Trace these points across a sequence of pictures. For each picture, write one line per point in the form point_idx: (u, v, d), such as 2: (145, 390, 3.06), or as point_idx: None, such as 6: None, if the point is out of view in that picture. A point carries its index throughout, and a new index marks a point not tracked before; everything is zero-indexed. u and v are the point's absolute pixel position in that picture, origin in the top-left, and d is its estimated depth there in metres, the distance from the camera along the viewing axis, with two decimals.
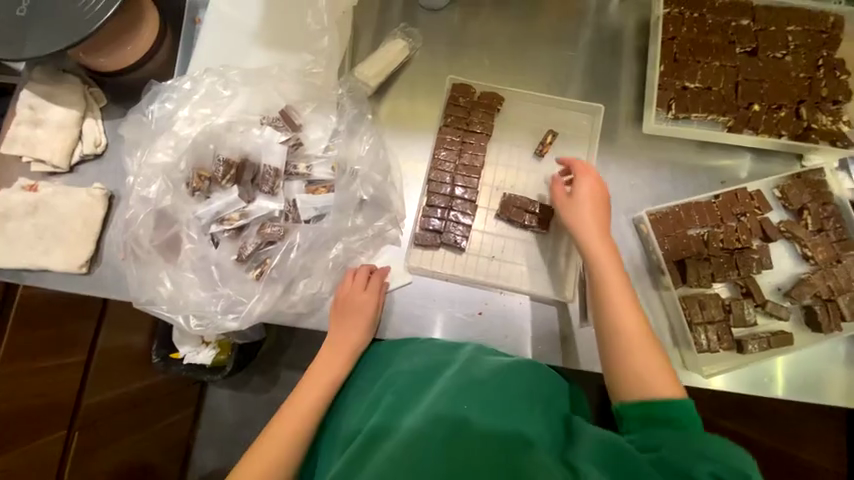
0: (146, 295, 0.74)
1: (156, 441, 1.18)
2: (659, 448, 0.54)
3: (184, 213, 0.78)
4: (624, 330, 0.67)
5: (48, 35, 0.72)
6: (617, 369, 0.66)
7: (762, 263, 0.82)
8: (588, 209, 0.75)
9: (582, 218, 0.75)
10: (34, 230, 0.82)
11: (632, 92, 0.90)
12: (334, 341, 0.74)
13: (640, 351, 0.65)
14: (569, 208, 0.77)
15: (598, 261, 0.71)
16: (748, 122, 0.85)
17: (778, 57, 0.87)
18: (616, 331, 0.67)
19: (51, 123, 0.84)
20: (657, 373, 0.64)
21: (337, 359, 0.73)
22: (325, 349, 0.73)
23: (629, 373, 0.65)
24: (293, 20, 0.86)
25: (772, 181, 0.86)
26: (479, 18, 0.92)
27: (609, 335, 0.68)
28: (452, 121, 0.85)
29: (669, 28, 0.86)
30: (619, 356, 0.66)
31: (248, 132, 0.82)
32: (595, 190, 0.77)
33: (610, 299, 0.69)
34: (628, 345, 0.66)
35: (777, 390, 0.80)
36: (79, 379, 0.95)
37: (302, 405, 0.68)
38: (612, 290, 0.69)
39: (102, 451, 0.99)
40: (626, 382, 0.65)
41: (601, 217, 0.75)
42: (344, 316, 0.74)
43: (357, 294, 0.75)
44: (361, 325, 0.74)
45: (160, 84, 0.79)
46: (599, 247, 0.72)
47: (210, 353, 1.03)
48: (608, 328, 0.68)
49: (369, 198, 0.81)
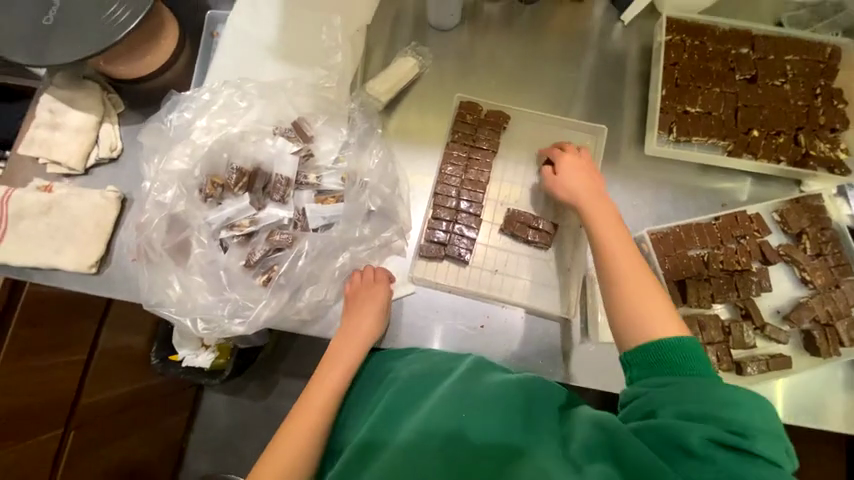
0: (155, 297, 0.75)
1: (152, 444, 1.18)
2: (655, 413, 0.53)
3: (196, 218, 0.80)
4: (626, 280, 0.66)
5: (73, 43, 0.75)
6: (621, 320, 0.64)
7: (762, 285, 0.84)
8: (575, 179, 0.78)
9: (578, 192, 0.77)
10: (47, 229, 0.83)
11: (635, 115, 0.92)
12: (344, 334, 0.74)
13: (645, 297, 0.64)
14: (567, 180, 0.78)
15: (597, 222, 0.72)
16: (748, 147, 0.87)
17: (776, 85, 0.89)
18: (619, 284, 0.66)
19: (69, 127, 0.87)
20: (662, 317, 0.62)
21: (347, 353, 0.73)
22: (335, 344, 0.74)
23: (632, 319, 0.63)
24: (309, 36, 0.89)
25: (772, 205, 0.87)
26: (487, 38, 0.95)
27: (610, 286, 0.67)
28: (459, 137, 0.88)
29: (671, 54, 0.89)
30: (621, 303, 0.64)
31: (261, 141, 0.84)
32: (577, 166, 0.79)
33: (610, 254, 0.68)
34: (628, 294, 0.65)
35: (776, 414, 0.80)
36: (78, 378, 0.96)
37: (309, 414, 0.67)
38: (611, 247, 0.69)
39: (98, 452, 1.00)
40: (632, 327, 0.62)
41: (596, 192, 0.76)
42: (354, 311, 0.75)
43: (367, 288, 0.76)
44: (372, 320, 0.75)
45: (179, 94, 0.81)
46: (597, 216, 0.73)
47: (209, 357, 1.02)
48: (609, 279, 0.67)
49: (377, 209, 0.83)
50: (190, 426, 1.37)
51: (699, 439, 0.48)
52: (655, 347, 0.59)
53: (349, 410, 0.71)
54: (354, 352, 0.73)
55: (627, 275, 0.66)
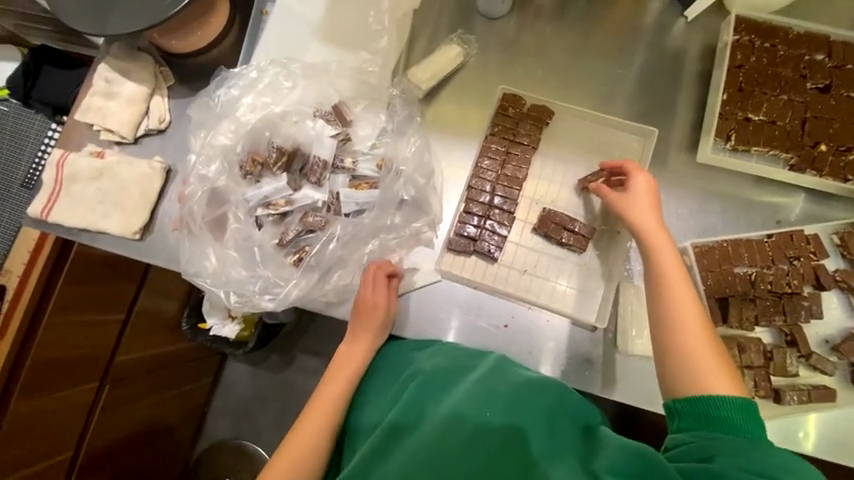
0: (193, 267, 0.78)
1: (177, 403, 1.25)
2: (712, 460, 0.54)
3: (235, 194, 0.82)
4: (683, 323, 0.65)
5: (130, 15, 0.77)
6: (671, 364, 0.64)
7: (812, 311, 0.78)
8: (644, 201, 0.73)
9: (640, 215, 0.72)
10: (97, 194, 0.88)
11: (688, 119, 0.87)
12: (355, 331, 0.75)
13: (700, 344, 0.63)
14: (622, 202, 0.75)
15: (659, 254, 0.69)
16: (813, 162, 0.80)
17: (853, 97, 0.82)
18: (676, 327, 0.65)
19: (122, 97, 0.90)
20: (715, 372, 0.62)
21: (357, 348, 0.74)
22: (348, 340, 0.75)
23: (683, 365, 0.63)
24: (355, 18, 0.88)
25: (832, 227, 0.81)
26: (538, 30, 0.91)
27: (665, 326, 0.65)
28: (499, 130, 0.86)
29: (737, 56, 0.83)
30: (676, 348, 0.64)
31: (301, 123, 0.85)
32: (644, 186, 0.74)
33: (668, 293, 0.66)
34: (683, 338, 0.64)
35: (807, 447, 0.75)
36: (115, 336, 1.02)
37: (327, 398, 0.71)
38: (672, 284, 0.67)
39: (129, 405, 1.08)
40: (681, 377, 0.63)
41: (653, 217, 0.72)
42: (363, 315, 0.74)
43: (374, 291, 0.74)
44: (378, 322, 0.75)
45: (228, 71, 0.82)
46: (657, 243, 0.70)
47: (235, 328, 1.03)
48: (667, 320, 0.65)
49: (410, 198, 0.82)
50: (213, 391, 1.44)
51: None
52: (713, 402, 0.59)
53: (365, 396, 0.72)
54: (362, 349, 0.74)
55: (686, 319, 0.65)
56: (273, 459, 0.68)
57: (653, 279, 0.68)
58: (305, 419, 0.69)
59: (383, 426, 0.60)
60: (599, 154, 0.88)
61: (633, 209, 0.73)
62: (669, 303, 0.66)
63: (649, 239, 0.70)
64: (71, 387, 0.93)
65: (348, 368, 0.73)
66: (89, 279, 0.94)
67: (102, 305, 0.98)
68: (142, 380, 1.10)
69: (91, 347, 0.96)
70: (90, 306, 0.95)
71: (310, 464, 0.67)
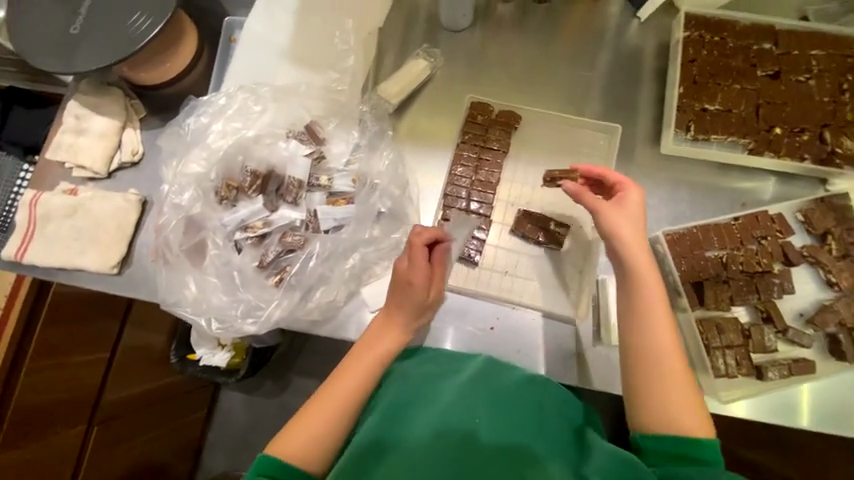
0: (171, 297, 0.78)
1: (172, 438, 1.22)
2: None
3: (211, 220, 0.82)
4: (660, 359, 0.63)
5: (97, 52, 0.78)
6: (644, 394, 0.63)
7: (783, 287, 0.81)
8: (629, 222, 0.70)
9: (625, 233, 0.69)
10: (72, 231, 0.87)
11: (650, 113, 0.91)
12: (391, 310, 0.74)
13: (674, 374, 0.63)
14: (605, 213, 0.71)
15: (639, 277, 0.67)
16: (769, 145, 0.84)
17: (801, 81, 0.86)
18: (653, 355, 0.64)
19: (93, 132, 0.90)
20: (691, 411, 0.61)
21: (391, 329, 0.74)
22: (382, 317, 0.74)
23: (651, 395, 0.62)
24: (322, 40, 0.90)
25: (795, 205, 0.84)
26: (500, 39, 0.94)
27: (640, 352, 0.64)
28: (470, 137, 0.88)
29: (689, 51, 0.87)
30: (648, 376, 0.63)
31: (274, 144, 0.85)
32: (633, 199, 0.71)
33: (647, 319, 0.65)
34: (660, 369, 0.63)
35: (803, 421, 0.77)
36: (100, 376, 1.00)
37: (354, 372, 0.70)
38: (652, 313, 0.65)
39: (121, 445, 1.05)
40: (659, 410, 0.61)
41: (638, 231, 0.69)
42: (401, 294, 0.74)
43: (410, 268, 0.74)
44: (415, 305, 0.74)
45: (197, 99, 0.84)
46: (640, 263, 0.67)
47: (226, 356, 1.03)
48: (644, 348, 0.64)
49: (386, 210, 0.84)
50: (208, 423, 1.40)
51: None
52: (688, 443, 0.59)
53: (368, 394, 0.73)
54: (394, 335, 0.74)
55: (660, 345, 0.64)
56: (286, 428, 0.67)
57: (634, 308, 0.66)
58: (328, 392, 0.69)
59: (370, 433, 0.61)
60: (568, 153, 0.90)
61: (618, 224, 0.69)
62: (648, 337, 0.64)
63: (632, 260, 0.68)
64: (59, 432, 0.91)
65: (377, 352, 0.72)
66: (68, 322, 0.92)
67: (86, 344, 0.96)
68: (140, 416, 1.08)
69: (75, 389, 0.94)
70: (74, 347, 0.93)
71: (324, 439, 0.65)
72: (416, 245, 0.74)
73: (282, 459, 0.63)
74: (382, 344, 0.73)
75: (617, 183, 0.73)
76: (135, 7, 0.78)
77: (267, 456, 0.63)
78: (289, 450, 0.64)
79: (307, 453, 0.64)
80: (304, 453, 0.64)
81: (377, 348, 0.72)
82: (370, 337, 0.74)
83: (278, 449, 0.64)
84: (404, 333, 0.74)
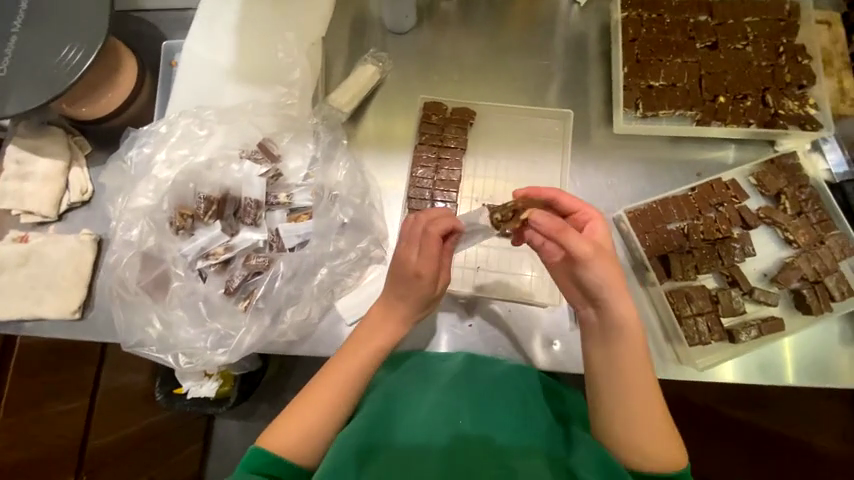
0: (133, 337, 0.77)
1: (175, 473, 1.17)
2: None
3: (170, 251, 0.80)
4: (635, 396, 0.61)
5: (29, 92, 0.74)
6: (621, 436, 0.60)
7: (745, 251, 0.83)
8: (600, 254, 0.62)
9: (608, 277, 0.60)
10: (27, 280, 0.83)
11: (600, 95, 0.92)
12: (387, 305, 0.68)
13: (655, 418, 0.61)
14: (590, 256, 0.60)
15: (620, 324, 0.62)
16: (715, 114, 0.86)
17: (739, 49, 0.88)
18: (635, 402, 0.61)
19: (38, 175, 0.86)
20: (665, 441, 0.60)
21: (389, 324, 0.68)
22: (377, 311, 0.69)
23: (635, 441, 0.60)
24: (265, 55, 0.89)
25: (747, 169, 0.87)
26: (446, 36, 0.94)
27: (622, 398, 0.61)
28: (427, 138, 0.87)
29: (629, 31, 0.88)
30: (632, 423, 0.60)
31: (227, 167, 0.84)
32: (602, 229, 0.67)
33: (628, 365, 0.62)
34: (644, 414, 0.60)
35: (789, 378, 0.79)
36: (82, 424, 0.92)
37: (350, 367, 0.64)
38: (627, 351, 0.62)
39: None
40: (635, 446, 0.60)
41: (618, 269, 0.62)
42: (405, 288, 0.66)
43: (418, 257, 0.65)
44: (421, 300, 0.67)
45: (137, 131, 0.82)
46: (622, 309, 0.61)
47: (215, 385, 0.93)
48: (627, 394, 0.61)
49: (350, 220, 0.82)
50: (205, 457, 1.35)
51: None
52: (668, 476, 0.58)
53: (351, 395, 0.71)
54: (391, 333, 0.67)
55: (634, 383, 0.61)
56: (276, 422, 0.62)
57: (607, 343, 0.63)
58: (319, 388, 0.63)
59: (354, 433, 0.59)
60: (526, 142, 0.91)
61: (602, 267, 0.60)
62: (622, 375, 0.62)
63: (617, 306, 0.61)
64: None
65: (374, 347, 0.66)
66: (38, 371, 0.84)
67: (61, 392, 0.88)
68: (128, 461, 0.99)
69: None
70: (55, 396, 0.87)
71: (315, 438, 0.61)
72: (424, 228, 0.66)
73: (271, 453, 0.59)
74: (378, 339, 0.67)
75: (585, 213, 0.68)
76: (65, 40, 0.75)
77: (258, 450, 0.59)
78: (279, 444, 0.60)
79: (297, 448, 0.60)
80: (295, 448, 0.60)
81: (373, 343, 0.66)
82: (366, 332, 0.67)
83: (267, 443, 0.60)
84: (404, 326, 0.68)
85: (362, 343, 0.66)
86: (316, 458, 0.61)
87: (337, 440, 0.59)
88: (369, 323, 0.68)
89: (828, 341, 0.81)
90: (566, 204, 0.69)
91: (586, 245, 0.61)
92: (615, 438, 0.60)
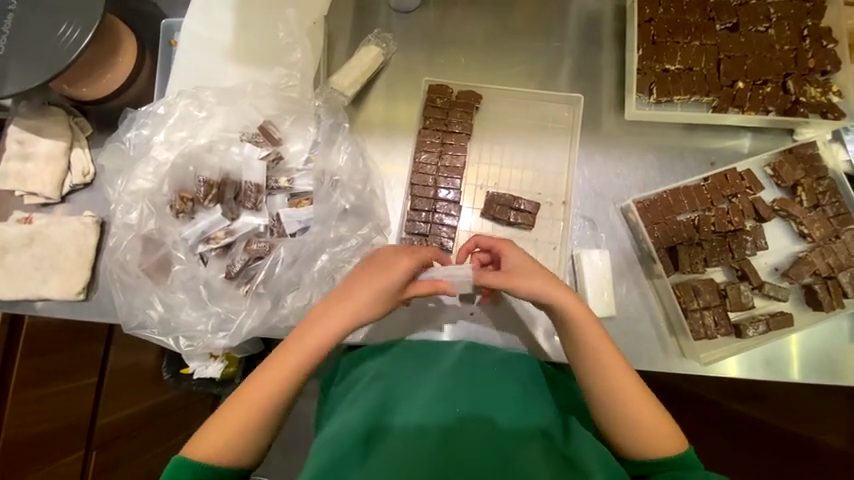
0: (135, 319, 0.78)
1: None
2: None
3: (170, 234, 0.80)
4: (613, 384, 0.63)
5: (28, 71, 0.73)
6: (617, 420, 0.62)
7: (756, 243, 0.81)
8: (529, 274, 0.68)
9: (551, 292, 0.66)
10: (32, 261, 0.84)
11: (613, 79, 0.88)
12: (352, 284, 0.67)
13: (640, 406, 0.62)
14: (545, 299, 0.66)
15: (582, 328, 0.65)
16: (733, 100, 0.82)
17: (761, 31, 0.84)
18: (611, 402, 0.63)
19: (40, 156, 0.85)
20: (659, 426, 0.61)
21: (337, 310, 0.66)
22: (330, 301, 0.67)
23: (623, 435, 0.62)
24: (266, 35, 0.86)
25: (764, 159, 0.84)
26: (454, 15, 0.90)
27: (596, 388, 0.64)
28: (431, 122, 0.85)
29: (645, 11, 0.84)
30: (614, 415, 0.62)
31: (227, 150, 0.82)
32: (517, 256, 0.70)
33: (598, 359, 0.64)
34: (631, 412, 0.62)
35: (793, 374, 0.78)
36: (91, 403, 0.93)
37: (289, 362, 0.63)
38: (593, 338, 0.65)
39: (130, 465, 0.99)
40: (625, 432, 0.62)
41: (560, 289, 0.66)
42: (375, 273, 0.67)
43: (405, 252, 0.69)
44: (381, 286, 0.66)
45: (135, 111, 0.81)
46: (576, 314, 0.65)
47: (220, 366, 0.93)
48: (601, 395, 0.63)
49: (351, 206, 0.81)
50: None
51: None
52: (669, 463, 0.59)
53: (347, 385, 0.72)
54: (334, 325, 0.65)
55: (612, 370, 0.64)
56: (208, 422, 0.62)
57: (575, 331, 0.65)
58: (254, 381, 0.63)
59: (349, 428, 0.59)
60: (534, 128, 0.88)
61: (539, 287, 0.66)
62: (598, 361, 0.64)
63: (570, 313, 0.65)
64: None
65: (318, 334, 0.65)
66: (45, 351, 0.83)
67: (71, 371, 0.89)
68: (134, 439, 1.01)
69: None
70: (65, 375, 0.87)
71: (246, 440, 0.62)
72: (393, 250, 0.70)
73: (197, 462, 0.59)
74: (317, 334, 0.65)
75: (494, 250, 0.72)
76: (64, 17, 0.74)
77: (183, 460, 0.59)
78: (205, 449, 0.60)
79: (221, 453, 0.60)
80: (220, 452, 0.60)
81: (325, 326, 0.65)
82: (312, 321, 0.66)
83: (193, 452, 0.60)
84: (354, 315, 0.66)
85: (304, 338, 0.65)
86: (241, 459, 0.62)
87: (336, 431, 0.59)
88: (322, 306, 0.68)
89: (839, 338, 0.79)
90: (485, 242, 0.73)
91: (525, 286, 0.67)
92: (607, 422, 0.63)
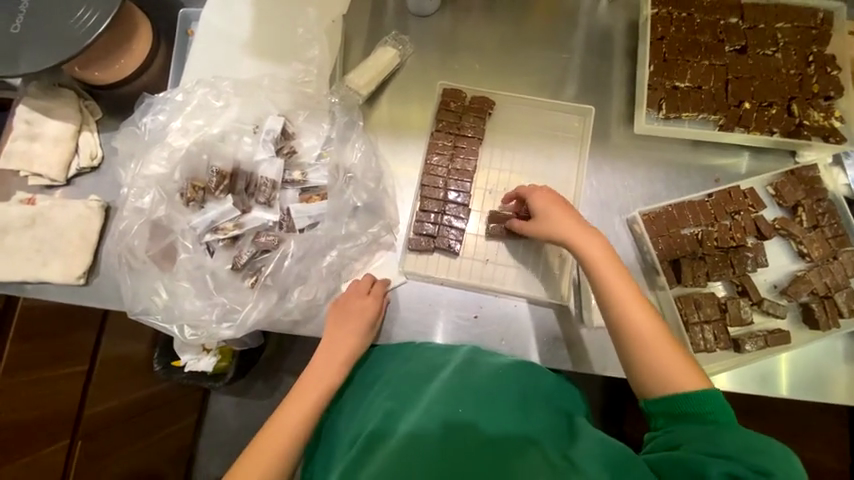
0: (139, 305, 0.77)
1: (170, 446, 1.16)
2: (680, 446, 0.56)
3: (178, 222, 0.79)
4: (630, 318, 0.65)
5: (42, 51, 0.73)
6: (634, 360, 0.64)
7: (757, 260, 0.83)
8: (554, 216, 0.73)
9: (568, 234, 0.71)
10: (33, 243, 0.82)
11: (624, 93, 0.90)
12: (335, 331, 0.74)
13: (659, 346, 0.64)
14: (568, 242, 0.71)
15: (600, 272, 0.68)
16: (739, 120, 0.84)
17: (768, 54, 0.86)
18: (628, 336, 0.65)
19: (47, 138, 0.85)
20: (679, 368, 0.62)
21: (339, 347, 0.73)
22: (323, 347, 0.73)
23: (639, 373, 0.64)
24: (285, 30, 0.87)
25: (766, 179, 0.86)
26: (470, 22, 0.92)
27: (614, 326, 0.66)
28: (444, 125, 0.86)
29: (658, 28, 0.86)
30: (632, 355, 0.65)
31: (240, 140, 0.82)
32: (541, 198, 0.75)
33: (610, 301, 0.67)
34: (645, 352, 0.64)
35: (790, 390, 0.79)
36: (79, 390, 0.91)
37: (308, 399, 0.68)
38: (606, 276, 0.68)
39: (117, 456, 0.97)
40: (642, 373, 0.64)
41: (579, 237, 0.71)
42: (341, 318, 0.75)
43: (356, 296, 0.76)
44: (359, 319, 0.74)
45: (153, 96, 0.81)
46: (595, 256, 0.69)
47: (213, 360, 0.91)
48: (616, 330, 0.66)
49: (363, 204, 0.82)
50: (199, 431, 1.31)
51: (720, 475, 0.50)
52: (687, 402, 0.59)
53: (358, 390, 0.72)
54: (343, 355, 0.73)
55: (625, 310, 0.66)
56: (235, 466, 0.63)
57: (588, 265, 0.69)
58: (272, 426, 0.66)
59: None
60: (544, 136, 0.89)
61: (560, 227, 0.72)
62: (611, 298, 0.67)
63: (584, 252, 0.70)
64: None
65: (319, 374, 0.70)
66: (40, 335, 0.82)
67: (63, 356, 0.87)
68: (123, 430, 0.99)
69: None
70: (57, 361, 0.86)
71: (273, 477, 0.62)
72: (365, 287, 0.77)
73: None
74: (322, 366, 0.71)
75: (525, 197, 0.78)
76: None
77: None
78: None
79: None
80: None
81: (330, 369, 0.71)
82: (309, 372, 0.71)
83: None
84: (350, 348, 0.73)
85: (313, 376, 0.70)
86: None
87: None
88: (320, 357, 0.72)
89: (834, 356, 0.81)
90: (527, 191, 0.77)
91: (558, 226, 0.72)
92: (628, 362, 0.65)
